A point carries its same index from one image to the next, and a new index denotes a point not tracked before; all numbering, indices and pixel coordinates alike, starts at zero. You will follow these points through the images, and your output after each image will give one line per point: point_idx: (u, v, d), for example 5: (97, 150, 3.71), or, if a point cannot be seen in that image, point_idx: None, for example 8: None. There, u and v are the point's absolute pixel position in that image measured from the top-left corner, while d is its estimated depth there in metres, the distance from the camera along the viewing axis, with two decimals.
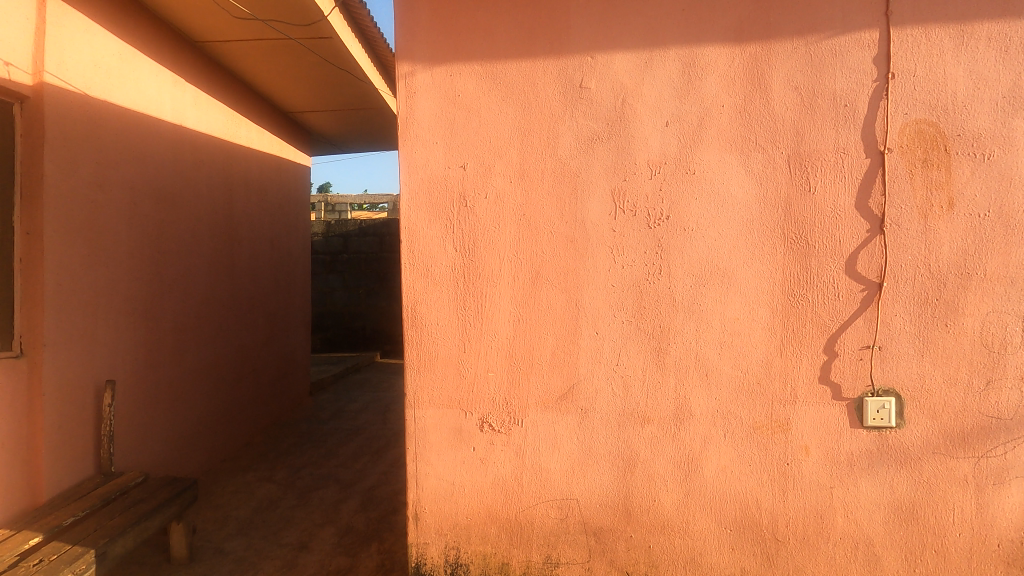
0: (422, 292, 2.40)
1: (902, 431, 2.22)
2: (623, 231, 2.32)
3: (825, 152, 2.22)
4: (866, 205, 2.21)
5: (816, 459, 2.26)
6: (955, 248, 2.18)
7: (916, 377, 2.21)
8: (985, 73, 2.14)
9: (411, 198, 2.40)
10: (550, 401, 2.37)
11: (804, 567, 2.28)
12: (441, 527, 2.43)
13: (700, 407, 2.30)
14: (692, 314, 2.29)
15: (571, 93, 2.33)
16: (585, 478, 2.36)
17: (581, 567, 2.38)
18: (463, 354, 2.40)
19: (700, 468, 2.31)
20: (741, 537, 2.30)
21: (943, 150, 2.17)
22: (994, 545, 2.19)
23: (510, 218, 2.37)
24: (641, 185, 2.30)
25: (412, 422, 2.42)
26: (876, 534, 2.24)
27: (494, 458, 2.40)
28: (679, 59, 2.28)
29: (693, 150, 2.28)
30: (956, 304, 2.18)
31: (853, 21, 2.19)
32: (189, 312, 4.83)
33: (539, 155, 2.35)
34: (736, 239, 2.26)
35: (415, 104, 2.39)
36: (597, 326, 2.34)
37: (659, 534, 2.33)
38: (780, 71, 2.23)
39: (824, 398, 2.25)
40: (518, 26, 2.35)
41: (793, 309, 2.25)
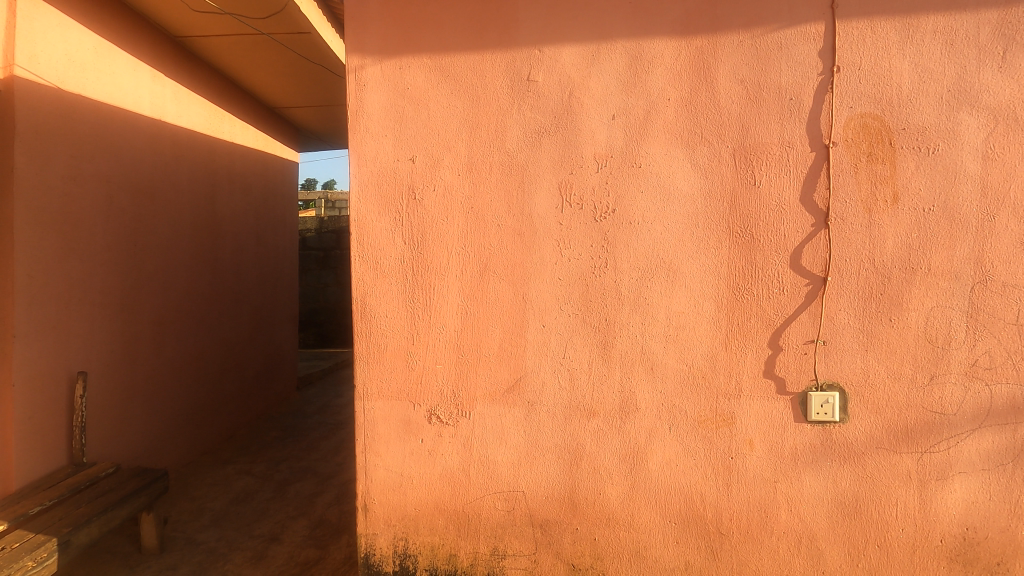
0: (371, 285, 2.42)
1: (847, 426, 2.22)
2: (570, 225, 2.32)
3: (771, 145, 2.21)
4: (811, 199, 2.20)
5: (760, 453, 2.26)
6: (900, 242, 2.16)
7: (860, 371, 2.20)
8: (930, 67, 2.13)
9: (360, 191, 2.40)
10: (497, 394, 2.37)
11: (747, 561, 2.28)
12: (389, 518, 2.44)
13: (645, 401, 2.30)
14: (638, 308, 2.30)
15: (519, 86, 2.33)
16: (532, 470, 2.37)
17: (527, 560, 2.38)
18: (412, 347, 2.41)
19: (645, 461, 2.31)
20: (685, 531, 2.30)
21: (888, 144, 2.16)
22: (937, 541, 2.18)
23: (458, 211, 2.37)
24: (587, 178, 2.30)
25: (361, 414, 2.43)
26: (819, 528, 2.24)
27: (442, 450, 2.41)
28: (626, 52, 2.27)
29: (640, 143, 2.27)
30: (900, 299, 2.17)
31: (799, 14, 2.18)
32: (168, 305, 4.86)
33: (487, 148, 2.35)
34: (682, 233, 2.26)
35: (365, 97, 2.40)
36: (544, 319, 2.34)
37: (604, 526, 2.34)
38: (725, 64, 2.22)
39: (768, 392, 2.25)
40: (467, 19, 2.35)
41: (738, 303, 2.25)
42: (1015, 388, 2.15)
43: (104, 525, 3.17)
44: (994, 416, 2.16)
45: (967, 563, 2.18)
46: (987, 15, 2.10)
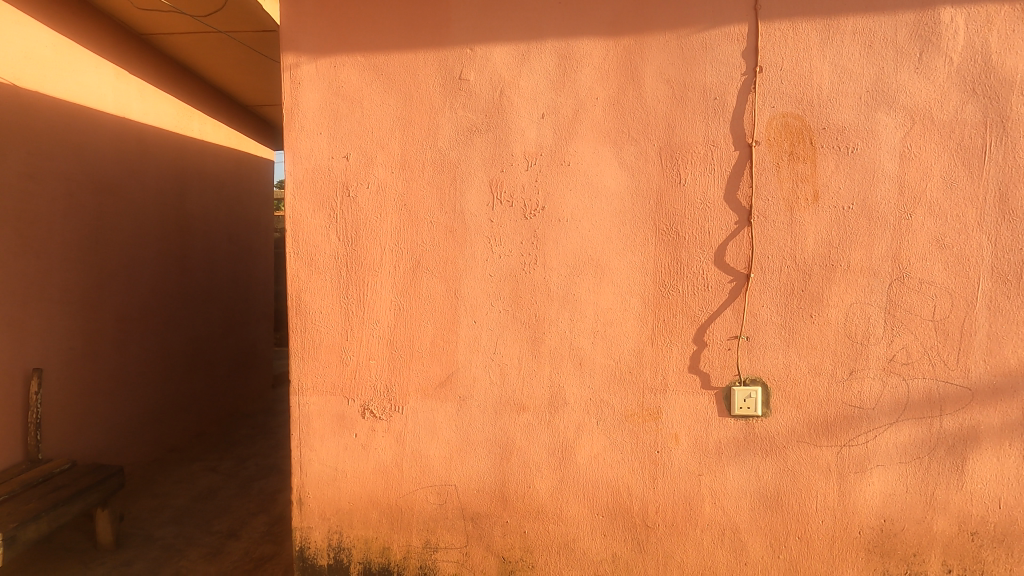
0: (306, 281, 2.44)
1: (769, 420, 2.26)
2: (500, 222, 2.34)
3: (696, 144, 2.24)
4: (734, 197, 2.23)
5: (685, 447, 2.30)
6: (820, 240, 2.20)
7: (782, 366, 2.24)
8: (850, 67, 2.16)
9: (295, 188, 2.42)
10: (430, 389, 2.40)
11: (673, 553, 2.32)
12: (324, 511, 2.47)
13: (574, 396, 2.34)
14: (566, 304, 2.33)
15: (451, 84, 2.35)
16: (463, 464, 2.40)
17: (459, 552, 2.42)
18: (346, 342, 2.43)
19: (573, 455, 2.35)
20: (613, 523, 2.34)
21: (809, 143, 2.19)
22: (855, 532, 2.24)
23: (391, 208, 2.39)
24: (517, 176, 2.33)
25: (296, 409, 2.45)
26: (742, 521, 2.28)
27: (376, 445, 2.44)
28: (556, 52, 2.30)
29: (568, 142, 2.30)
30: (820, 296, 2.21)
31: (724, 15, 2.21)
32: (134, 302, 4.85)
33: (420, 145, 2.37)
34: (609, 230, 2.29)
35: (300, 95, 2.41)
36: (475, 314, 2.37)
37: (534, 519, 2.38)
38: (652, 64, 2.25)
39: (693, 387, 2.29)
40: (399, 17, 2.36)
41: (664, 300, 2.28)
42: (931, 383, 2.19)
43: (54, 520, 3.19)
44: (911, 410, 2.21)
45: (884, 554, 2.23)
46: (905, 17, 2.13)
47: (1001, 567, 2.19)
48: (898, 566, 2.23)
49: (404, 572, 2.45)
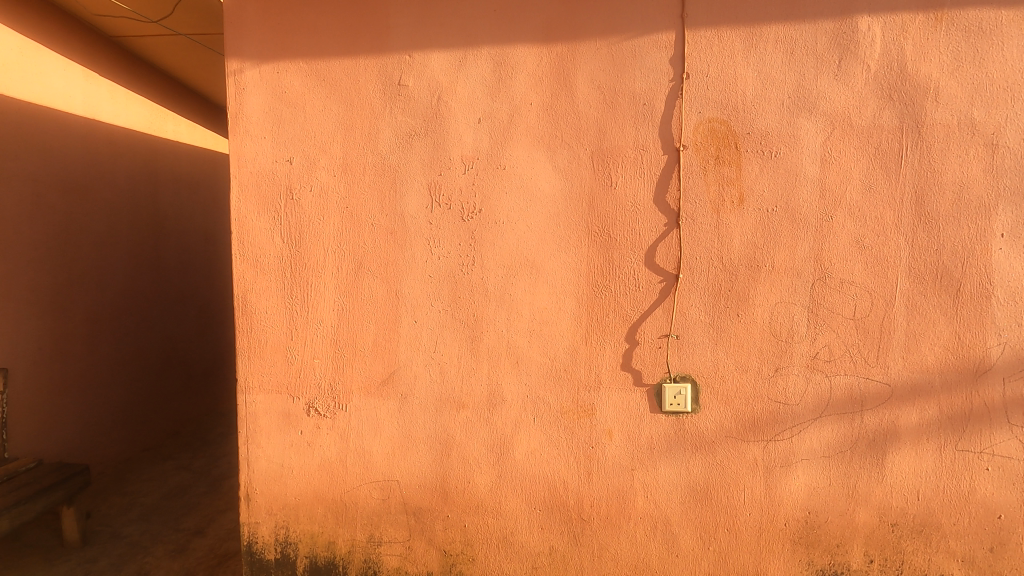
0: (252, 282, 2.50)
1: (698, 416, 2.33)
2: (439, 224, 2.41)
3: (626, 148, 2.31)
4: (663, 200, 2.30)
5: (619, 442, 2.37)
6: (746, 241, 2.28)
7: (710, 364, 2.32)
8: (772, 74, 2.23)
9: (241, 191, 2.48)
10: (372, 387, 2.47)
11: (607, 546, 2.39)
12: (271, 507, 2.53)
13: (511, 393, 2.40)
14: (503, 304, 2.39)
15: (391, 90, 2.41)
16: (405, 460, 2.46)
17: (402, 546, 2.48)
18: (291, 341, 2.49)
19: (511, 450, 2.41)
20: (550, 517, 2.41)
21: (734, 147, 2.26)
22: (781, 524, 2.31)
23: (334, 210, 2.45)
24: (455, 179, 2.39)
25: (243, 407, 2.51)
26: (673, 514, 2.35)
27: (321, 442, 2.50)
28: (491, 59, 2.36)
29: (504, 146, 2.37)
30: (746, 295, 2.29)
31: (652, 23, 2.28)
32: (106, 303, 4.89)
33: (361, 150, 2.43)
34: (544, 232, 2.36)
35: (244, 100, 2.47)
36: (416, 314, 2.43)
37: (474, 514, 2.44)
38: (584, 70, 2.32)
39: (626, 384, 2.36)
40: (340, 25, 2.43)
41: (597, 300, 2.35)
42: (852, 380, 2.27)
43: (15, 517, 3.23)
44: (834, 406, 2.28)
45: (809, 545, 2.31)
46: (824, 25, 2.21)
47: (920, 558, 2.27)
48: (822, 557, 2.30)
49: (349, 566, 2.51)
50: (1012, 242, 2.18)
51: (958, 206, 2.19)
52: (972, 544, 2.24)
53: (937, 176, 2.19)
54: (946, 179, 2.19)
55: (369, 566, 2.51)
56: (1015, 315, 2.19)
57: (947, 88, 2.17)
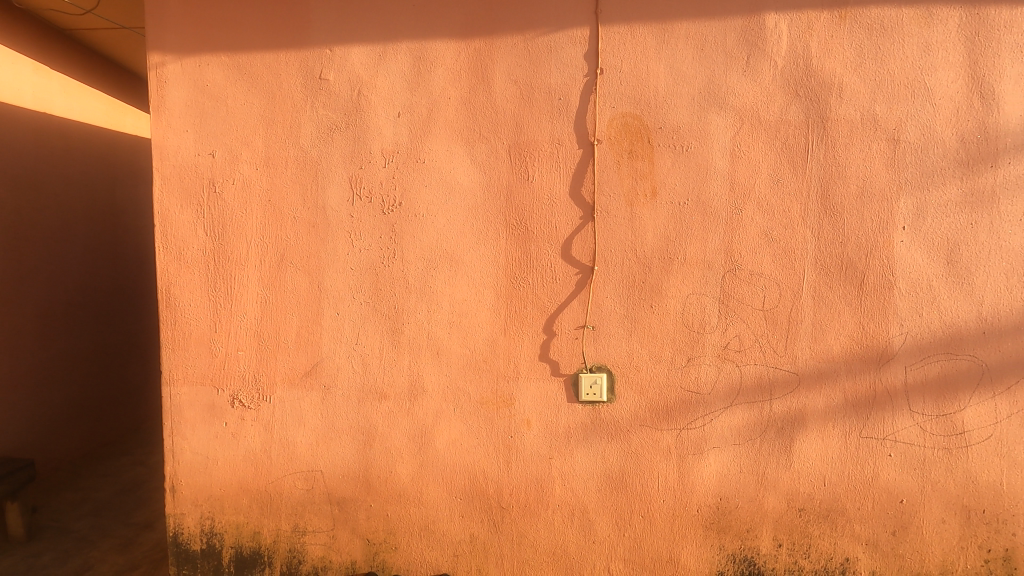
0: (175, 275, 2.50)
1: (614, 405, 2.38)
2: (360, 217, 2.43)
3: (542, 142, 2.34)
4: (578, 193, 2.34)
5: (537, 432, 2.41)
6: (658, 234, 2.32)
7: (625, 354, 2.37)
8: (683, 70, 2.27)
9: (163, 184, 2.48)
10: (295, 378, 2.49)
11: (526, 533, 2.44)
12: (196, 498, 2.55)
13: (432, 383, 2.44)
14: (424, 296, 2.42)
15: (311, 84, 2.42)
16: (328, 451, 2.49)
17: (326, 536, 2.52)
18: (215, 334, 2.51)
19: (432, 440, 2.45)
20: (470, 506, 2.45)
21: (646, 142, 2.30)
22: (694, 510, 2.37)
23: (256, 203, 2.46)
24: (375, 173, 2.41)
25: (167, 399, 2.52)
26: (590, 501, 2.41)
27: (245, 433, 2.52)
28: (410, 53, 2.38)
29: (423, 140, 2.39)
30: (659, 287, 2.33)
31: (567, 19, 2.31)
32: (59, 297, 4.82)
33: (283, 143, 2.44)
34: (462, 225, 2.39)
35: (166, 93, 2.47)
36: (338, 306, 2.46)
37: (396, 503, 2.48)
38: (501, 65, 2.34)
39: (543, 374, 2.40)
40: (261, 19, 2.43)
41: (516, 292, 2.39)
42: (761, 369, 2.33)
43: None
44: (744, 395, 2.34)
45: (720, 530, 2.37)
46: (733, 22, 2.25)
47: (826, 541, 2.34)
48: (733, 542, 2.37)
49: (274, 556, 2.54)
50: (913, 235, 2.24)
51: (861, 199, 2.24)
52: (875, 527, 2.32)
53: (841, 170, 2.24)
54: (850, 173, 2.24)
55: (294, 556, 2.54)
56: (915, 305, 2.25)
57: (850, 84, 2.22)
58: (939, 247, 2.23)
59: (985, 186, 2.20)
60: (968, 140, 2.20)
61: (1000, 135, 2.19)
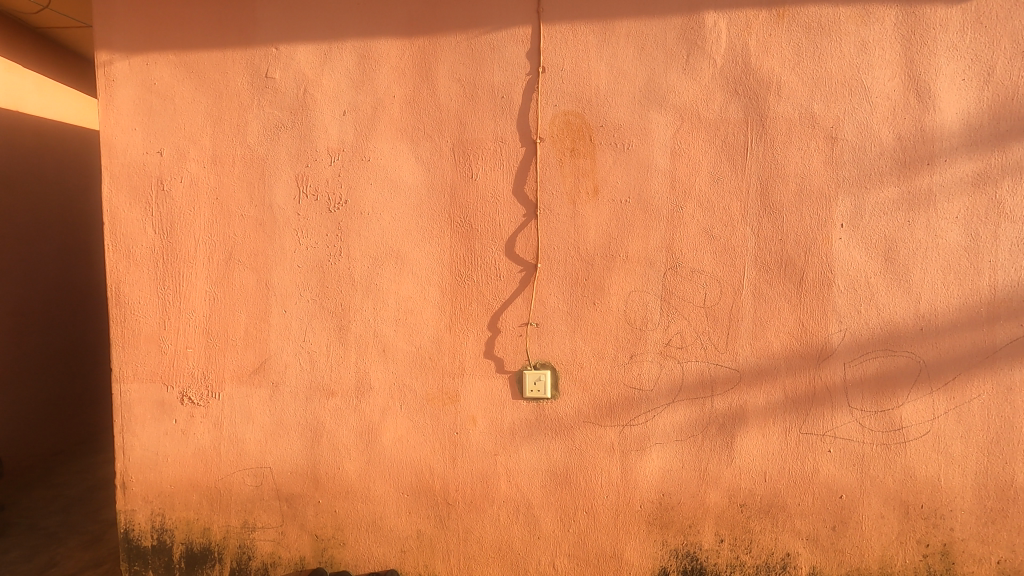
0: (125, 273, 2.52)
1: (558, 402, 2.40)
2: (306, 215, 2.44)
3: (486, 140, 2.36)
4: (521, 191, 2.35)
5: (482, 428, 2.43)
6: (601, 232, 2.34)
7: (569, 351, 2.38)
8: (624, 68, 2.29)
9: (112, 182, 2.50)
10: (244, 375, 2.50)
11: (472, 529, 2.46)
12: (147, 494, 2.56)
13: (378, 381, 2.46)
14: (370, 294, 2.44)
15: (257, 82, 2.44)
16: (277, 447, 2.51)
17: (275, 532, 2.53)
18: (164, 331, 2.52)
19: (379, 437, 2.47)
20: (417, 501, 2.47)
21: (588, 140, 2.31)
22: (637, 505, 2.39)
23: (204, 201, 2.48)
24: (321, 171, 2.43)
25: (117, 397, 2.53)
26: (534, 497, 2.43)
27: (194, 430, 2.53)
28: (355, 51, 2.39)
29: (368, 138, 2.40)
30: (601, 285, 2.35)
31: (510, 18, 2.32)
32: (36, 289, 4.64)
33: (230, 141, 2.46)
34: (407, 222, 2.40)
35: (114, 92, 2.48)
36: (285, 304, 2.47)
37: (344, 499, 2.50)
38: (445, 63, 2.36)
39: (488, 371, 2.42)
40: (207, 18, 2.44)
41: (460, 289, 2.40)
42: (703, 366, 2.34)
43: None
44: (686, 391, 2.35)
45: (663, 526, 2.39)
46: (673, 21, 2.26)
47: (768, 537, 2.36)
48: (676, 537, 2.39)
49: (224, 552, 2.56)
50: (851, 232, 2.25)
51: (800, 197, 2.26)
52: (816, 522, 2.34)
53: (780, 168, 2.26)
54: (790, 171, 2.25)
55: (243, 552, 2.55)
56: (854, 302, 2.27)
57: (788, 83, 2.23)
58: (877, 246, 2.25)
59: (922, 185, 2.21)
60: (904, 138, 2.21)
61: (937, 134, 2.20)
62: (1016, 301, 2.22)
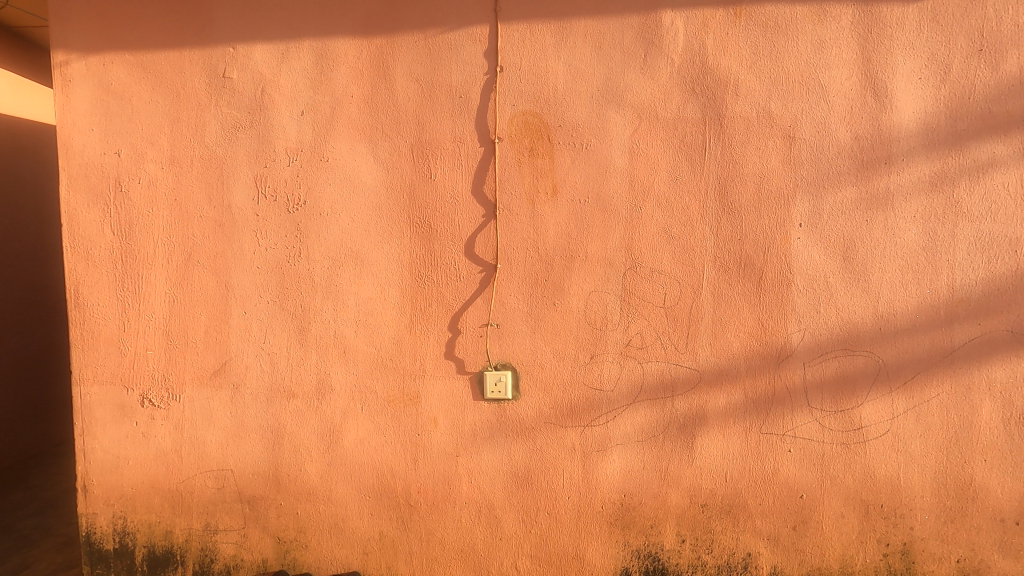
0: (83, 275, 2.50)
1: (519, 403, 2.39)
2: (265, 216, 2.42)
3: (444, 140, 2.34)
4: (480, 191, 2.34)
5: (443, 430, 2.42)
6: (560, 232, 2.32)
7: (529, 352, 2.37)
8: (581, 68, 2.27)
9: (69, 184, 2.48)
10: (204, 377, 2.49)
11: (434, 530, 2.45)
12: (108, 498, 2.55)
13: (339, 382, 2.45)
14: (329, 295, 2.43)
15: (215, 83, 2.42)
16: (238, 450, 2.50)
17: (237, 534, 2.52)
18: (124, 334, 2.50)
19: (340, 439, 2.46)
20: (379, 503, 2.46)
21: (546, 140, 2.30)
22: (599, 506, 2.38)
23: (162, 202, 2.46)
24: (280, 172, 2.41)
25: (77, 399, 2.52)
26: (496, 498, 2.42)
27: (155, 432, 2.52)
28: (313, 51, 2.38)
29: (327, 139, 2.39)
30: (561, 285, 2.34)
31: (467, 17, 2.31)
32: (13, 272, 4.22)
33: (188, 142, 2.44)
34: (366, 223, 2.39)
35: (71, 93, 2.46)
36: (245, 306, 2.46)
37: (305, 501, 2.49)
38: (403, 63, 2.34)
39: (448, 372, 2.41)
40: (164, 18, 2.42)
41: (420, 290, 2.39)
42: (663, 366, 2.33)
43: None
44: (646, 392, 2.35)
45: (625, 526, 2.38)
46: (630, 20, 2.25)
47: (729, 537, 2.36)
48: (638, 538, 2.38)
49: (186, 555, 2.55)
50: (810, 232, 2.24)
51: (759, 196, 2.25)
52: (777, 522, 2.33)
53: (738, 167, 2.25)
54: (748, 170, 2.25)
55: (206, 554, 2.54)
56: (813, 302, 2.26)
57: (746, 82, 2.22)
58: (835, 245, 2.24)
59: (880, 185, 2.21)
60: (862, 138, 2.20)
61: (894, 133, 2.20)
62: (975, 300, 2.22)
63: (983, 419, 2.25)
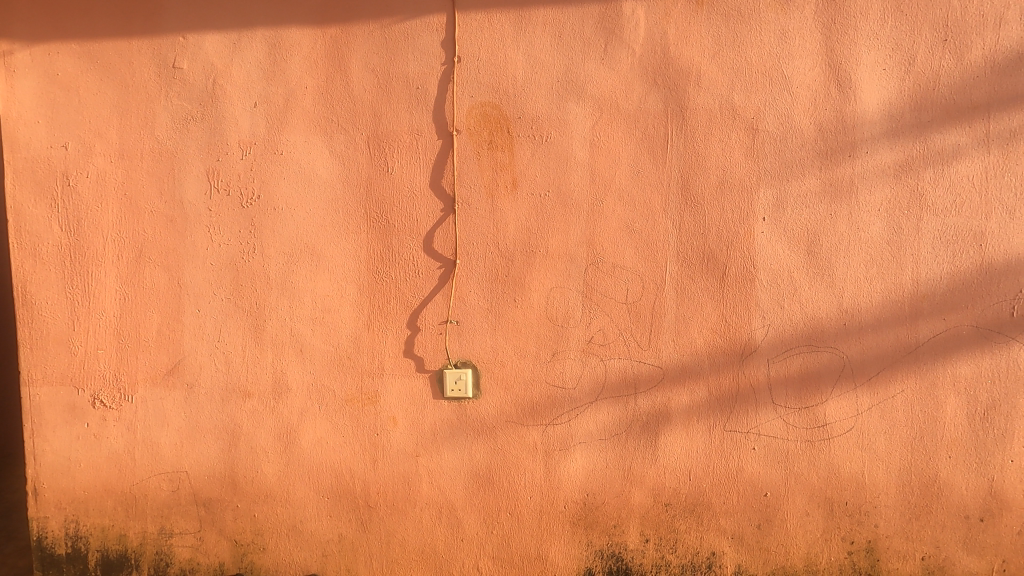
0: (30, 273, 2.42)
1: (479, 401, 2.34)
2: (218, 211, 2.35)
3: (401, 132, 2.28)
4: (438, 184, 2.28)
5: (403, 429, 2.36)
6: (520, 227, 2.27)
7: (489, 349, 2.32)
8: (540, 58, 2.22)
9: (15, 178, 2.40)
10: (157, 377, 2.42)
11: (394, 532, 2.40)
12: (60, 501, 2.48)
13: (296, 381, 2.39)
14: (285, 292, 2.36)
15: (165, 73, 2.34)
16: (193, 451, 2.43)
17: (193, 537, 2.46)
18: (74, 333, 2.43)
19: (298, 439, 2.40)
20: (338, 504, 2.41)
21: (505, 132, 2.25)
22: (561, 506, 2.34)
23: (112, 197, 2.38)
24: (233, 165, 2.34)
25: (26, 401, 2.44)
26: (457, 498, 2.37)
27: (107, 434, 2.45)
28: (266, 40, 2.30)
29: (281, 131, 2.32)
30: (522, 281, 2.29)
31: (424, 6, 2.24)
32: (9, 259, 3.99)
33: (137, 135, 2.36)
34: (322, 218, 2.33)
35: (15, 83, 2.37)
36: (199, 303, 2.39)
37: (263, 503, 2.43)
38: (357, 53, 2.27)
39: (408, 370, 2.35)
40: (111, 6, 2.34)
41: (378, 286, 2.33)
42: (626, 363, 2.29)
43: None
44: (609, 389, 2.30)
45: (588, 526, 2.34)
46: (590, 9, 2.19)
47: (693, 536, 2.32)
48: (601, 538, 2.34)
49: (141, 558, 2.49)
50: (773, 226, 2.20)
51: (722, 189, 2.20)
52: (741, 521, 2.30)
53: (701, 160, 2.20)
54: (711, 163, 2.20)
55: (161, 558, 2.48)
56: (777, 297, 2.22)
57: (708, 73, 2.18)
58: (799, 239, 2.20)
59: (843, 177, 2.17)
60: (826, 129, 2.16)
61: (858, 124, 2.16)
62: (939, 295, 2.19)
63: (948, 415, 2.22)
